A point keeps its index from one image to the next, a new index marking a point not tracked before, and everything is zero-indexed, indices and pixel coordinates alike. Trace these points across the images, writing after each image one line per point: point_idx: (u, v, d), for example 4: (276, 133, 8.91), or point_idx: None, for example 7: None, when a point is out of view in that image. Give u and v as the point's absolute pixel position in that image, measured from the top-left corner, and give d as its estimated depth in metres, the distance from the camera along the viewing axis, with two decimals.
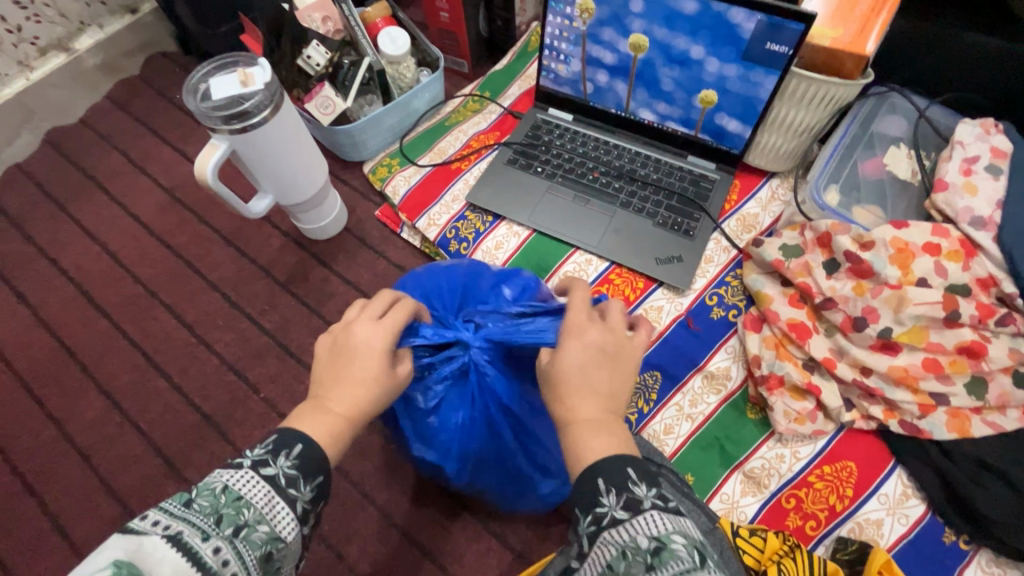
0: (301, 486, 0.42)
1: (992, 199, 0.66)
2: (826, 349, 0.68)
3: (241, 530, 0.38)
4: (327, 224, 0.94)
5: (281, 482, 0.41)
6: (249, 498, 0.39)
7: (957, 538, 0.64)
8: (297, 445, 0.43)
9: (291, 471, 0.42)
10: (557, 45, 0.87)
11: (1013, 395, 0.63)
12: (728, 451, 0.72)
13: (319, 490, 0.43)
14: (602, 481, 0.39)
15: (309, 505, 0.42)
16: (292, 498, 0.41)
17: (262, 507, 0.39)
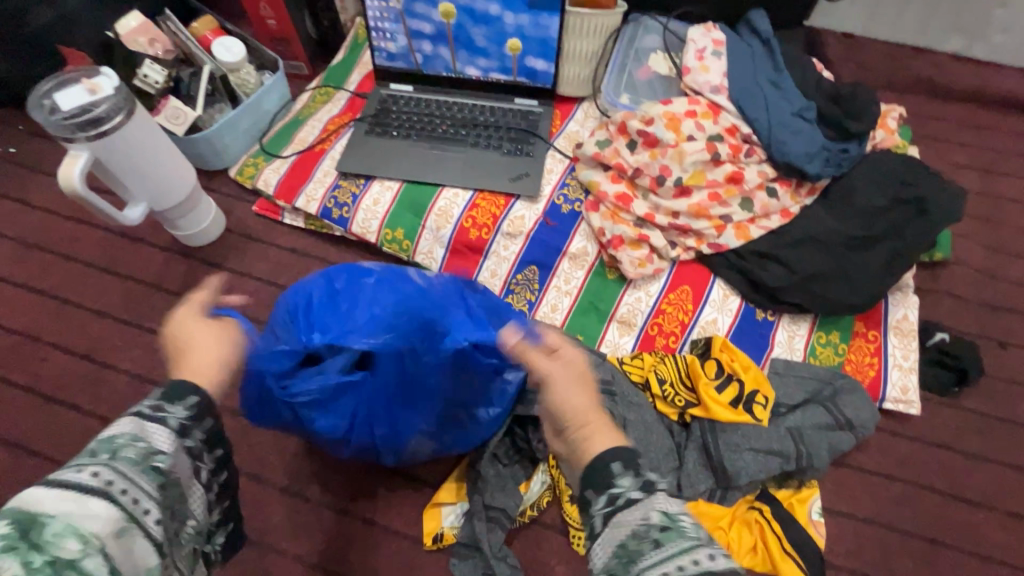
0: (165, 408, 0.45)
1: (721, 73, 0.91)
2: (645, 207, 0.89)
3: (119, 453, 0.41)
4: (208, 226, 0.98)
5: (145, 413, 0.44)
6: (114, 433, 0.42)
7: (765, 313, 0.88)
8: (188, 394, 0.46)
9: (149, 403, 0.45)
10: (381, 25, 1.01)
11: (771, 203, 0.88)
12: (602, 307, 0.90)
13: (195, 410, 0.46)
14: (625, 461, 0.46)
15: (186, 420, 0.45)
16: (160, 419, 0.44)
17: (130, 430, 0.43)
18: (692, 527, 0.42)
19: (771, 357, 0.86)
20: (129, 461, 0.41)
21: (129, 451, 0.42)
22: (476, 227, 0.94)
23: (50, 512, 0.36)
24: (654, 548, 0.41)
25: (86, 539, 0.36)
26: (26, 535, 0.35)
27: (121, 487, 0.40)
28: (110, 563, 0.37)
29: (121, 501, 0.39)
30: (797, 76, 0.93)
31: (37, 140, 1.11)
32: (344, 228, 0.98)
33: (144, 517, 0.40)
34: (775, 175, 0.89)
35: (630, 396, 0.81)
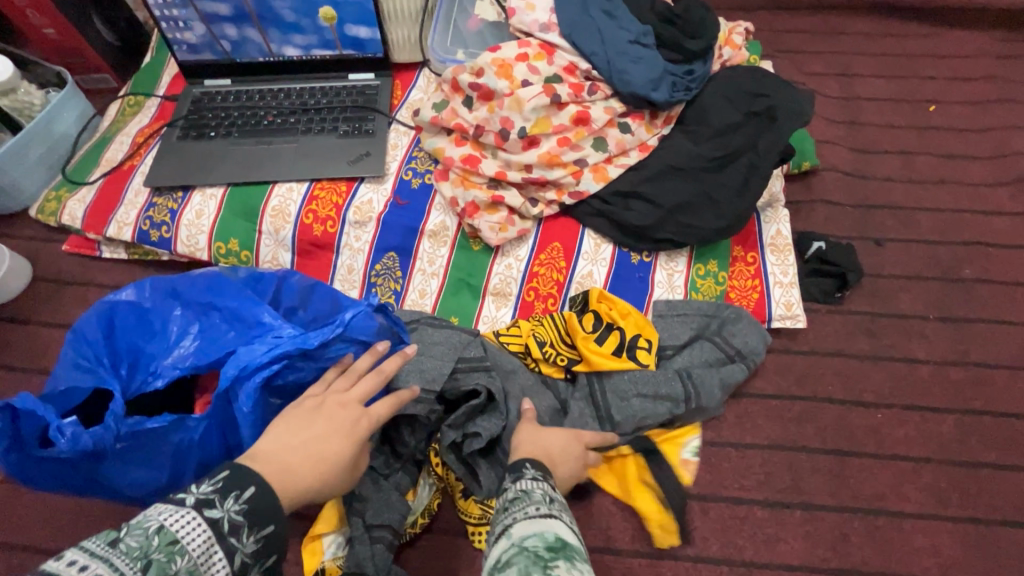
0: (243, 536, 0.43)
1: (549, 9, 0.84)
2: (496, 166, 0.82)
3: None
4: (1, 279, 0.83)
5: (224, 531, 0.42)
6: (183, 544, 0.40)
7: (641, 256, 0.84)
8: (247, 487, 0.44)
9: (237, 516, 0.43)
10: (169, 14, 0.88)
11: (626, 140, 0.83)
12: (473, 282, 0.83)
13: (263, 545, 0.44)
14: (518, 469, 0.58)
15: (248, 558, 0.43)
16: (234, 549, 0.42)
17: (194, 554, 0.40)
18: (538, 496, 0.54)
19: (653, 299, 0.82)
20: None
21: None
22: (319, 222, 0.84)
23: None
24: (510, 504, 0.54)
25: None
26: None
27: None
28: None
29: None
30: (631, 2, 0.88)
31: None
32: (169, 250, 0.85)
33: None
34: (625, 109, 0.84)
35: (505, 366, 0.74)
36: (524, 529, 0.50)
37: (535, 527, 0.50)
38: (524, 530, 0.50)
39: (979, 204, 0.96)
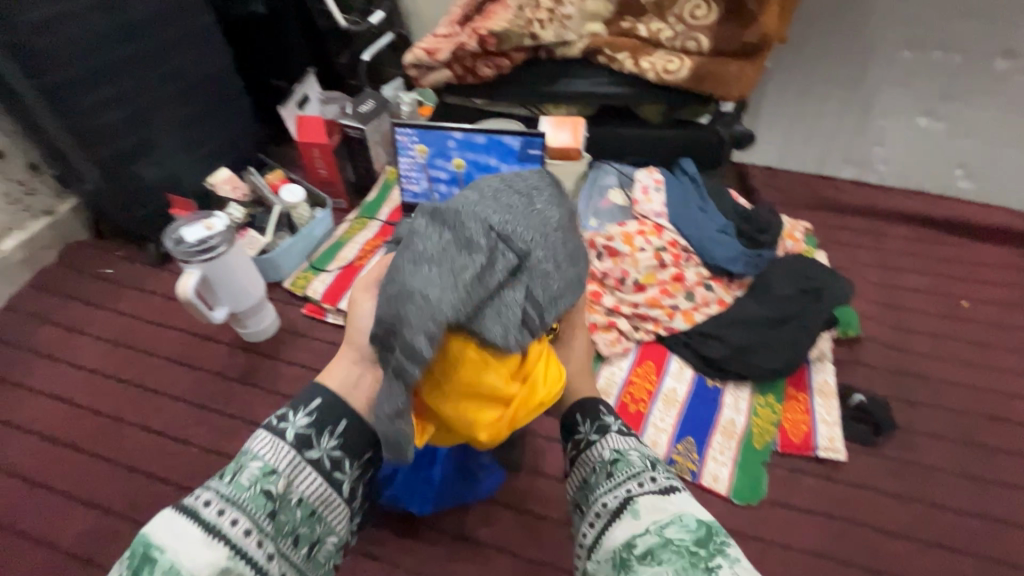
0: (290, 422, 0.67)
1: (662, 202, 1.23)
2: (613, 300, 1.16)
3: (247, 478, 0.61)
4: (267, 325, 1.22)
5: (273, 429, 0.66)
6: (250, 453, 0.64)
7: (714, 380, 1.11)
8: (313, 403, 0.69)
9: (282, 416, 0.67)
10: (409, 173, 1.34)
11: (708, 295, 1.15)
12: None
13: (313, 424, 0.67)
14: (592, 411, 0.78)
15: (303, 433, 0.66)
16: (284, 432, 0.66)
17: (258, 453, 0.64)
18: (639, 460, 0.70)
19: (721, 415, 1.07)
20: (245, 484, 0.61)
21: (246, 477, 0.62)
22: None
23: (164, 545, 0.54)
24: (609, 473, 0.70)
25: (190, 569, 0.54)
26: (148, 562, 0.53)
27: (231, 513, 0.58)
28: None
29: (228, 528, 0.57)
30: (719, 202, 1.26)
31: (130, 263, 1.39)
32: None
33: (246, 539, 0.58)
34: (710, 274, 1.18)
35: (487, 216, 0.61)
36: (651, 504, 0.63)
37: (667, 505, 0.63)
38: (645, 512, 0.63)
39: (1004, 385, 1.17)
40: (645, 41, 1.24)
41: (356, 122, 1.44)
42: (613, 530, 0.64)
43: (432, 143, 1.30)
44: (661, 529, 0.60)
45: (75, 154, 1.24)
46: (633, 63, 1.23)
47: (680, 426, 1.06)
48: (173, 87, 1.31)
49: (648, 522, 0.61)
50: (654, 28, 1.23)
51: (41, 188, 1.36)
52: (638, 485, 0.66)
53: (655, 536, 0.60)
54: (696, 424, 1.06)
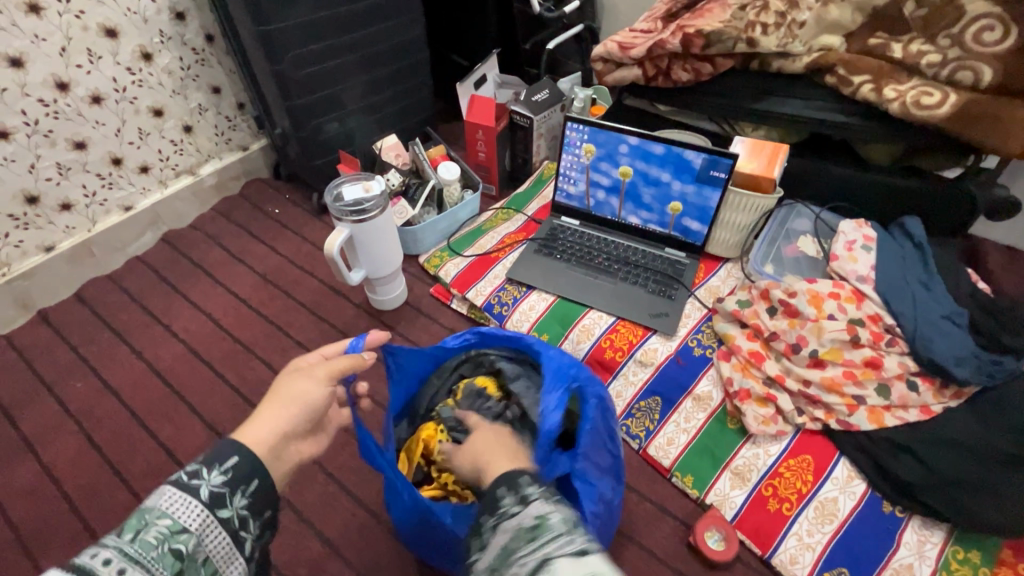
0: (205, 475, 0.53)
1: (869, 265, 0.99)
2: (778, 368, 0.96)
3: (144, 533, 0.48)
4: (396, 296, 1.21)
5: (184, 478, 0.52)
6: (153, 504, 0.50)
7: (894, 508, 0.86)
8: (228, 459, 0.54)
9: (193, 468, 0.53)
10: (569, 173, 1.23)
11: (910, 396, 0.89)
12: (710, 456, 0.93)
13: (229, 475, 0.54)
14: (513, 481, 0.55)
15: (218, 488, 0.53)
16: (197, 486, 0.52)
17: (164, 507, 0.50)
18: None
19: (894, 555, 0.82)
20: (147, 544, 0.48)
21: (150, 532, 0.48)
22: (613, 349, 1.06)
23: None
24: None
25: None
26: None
27: (133, 574, 0.46)
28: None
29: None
30: (951, 282, 0.98)
31: (294, 208, 1.49)
32: (499, 322, 1.16)
33: None
34: (918, 370, 0.91)
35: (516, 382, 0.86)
36: None
37: None
38: None
39: None
40: (896, 63, 0.99)
41: (526, 109, 1.38)
42: None
43: (602, 144, 1.17)
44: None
45: (273, 100, 1.34)
46: (873, 89, 0.99)
47: (833, 550, 0.83)
48: (365, 52, 1.34)
49: None
50: (914, 49, 0.97)
51: (242, 126, 1.50)
52: None
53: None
54: (855, 553, 0.83)
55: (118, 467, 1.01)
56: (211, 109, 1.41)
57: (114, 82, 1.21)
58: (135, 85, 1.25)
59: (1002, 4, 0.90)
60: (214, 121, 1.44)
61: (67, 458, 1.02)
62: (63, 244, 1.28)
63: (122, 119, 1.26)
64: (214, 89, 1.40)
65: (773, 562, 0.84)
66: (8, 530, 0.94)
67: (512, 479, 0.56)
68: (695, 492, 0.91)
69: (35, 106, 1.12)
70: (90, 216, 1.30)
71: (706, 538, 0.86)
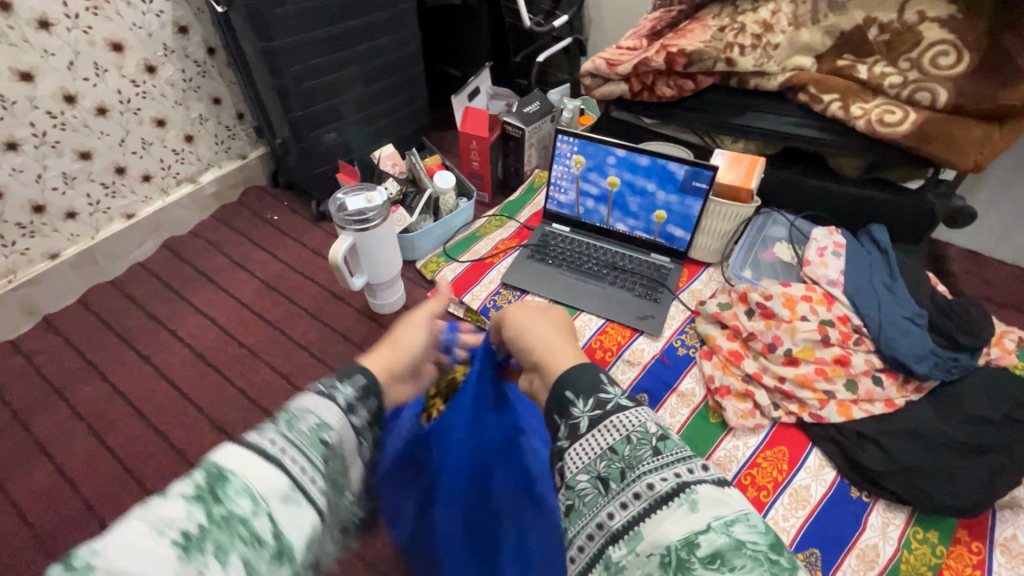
0: (338, 387, 0.49)
1: (839, 270, 1.07)
2: (755, 366, 1.03)
3: (293, 420, 0.44)
4: (394, 300, 1.27)
5: (324, 388, 0.48)
6: (295, 401, 0.46)
7: (860, 493, 0.93)
8: (357, 376, 0.51)
9: (330, 380, 0.49)
10: (559, 182, 1.30)
11: (876, 391, 0.97)
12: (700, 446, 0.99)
13: (360, 390, 0.50)
14: (579, 389, 0.52)
15: (353, 399, 0.49)
16: (335, 393, 0.48)
17: (308, 405, 0.46)
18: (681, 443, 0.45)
19: (862, 536, 0.90)
20: (301, 433, 0.43)
21: (302, 424, 0.44)
22: (602, 349, 1.13)
23: (235, 468, 0.38)
24: (653, 454, 0.44)
25: (258, 499, 0.38)
26: (215, 487, 0.37)
27: (294, 456, 0.41)
28: (278, 528, 0.38)
29: (293, 471, 0.40)
30: (913, 286, 1.06)
31: (293, 215, 1.54)
32: None
33: (309, 487, 0.41)
34: (883, 366, 0.99)
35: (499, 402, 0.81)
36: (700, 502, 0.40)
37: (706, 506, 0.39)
38: (682, 523, 0.39)
39: None
40: (862, 84, 1.07)
41: (518, 121, 1.44)
42: (657, 518, 0.40)
43: (591, 156, 1.24)
44: (728, 526, 0.37)
45: (273, 111, 1.38)
46: (841, 107, 1.06)
47: (807, 533, 0.90)
48: (363, 66, 1.39)
49: (708, 516, 0.38)
50: (878, 71, 1.05)
51: (241, 135, 1.54)
52: (690, 471, 0.42)
53: (722, 535, 0.37)
54: (827, 535, 0.90)
55: (130, 467, 1.05)
56: (211, 119, 1.45)
57: (119, 94, 1.24)
58: (139, 96, 1.28)
59: (955, 31, 0.99)
60: (214, 130, 1.47)
61: (80, 459, 1.06)
62: (67, 251, 1.31)
63: (126, 129, 1.29)
64: (215, 99, 1.44)
65: None
66: (24, 529, 0.97)
67: (576, 381, 0.53)
68: None
69: (43, 118, 1.15)
70: (94, 224, 1.33)
71: None
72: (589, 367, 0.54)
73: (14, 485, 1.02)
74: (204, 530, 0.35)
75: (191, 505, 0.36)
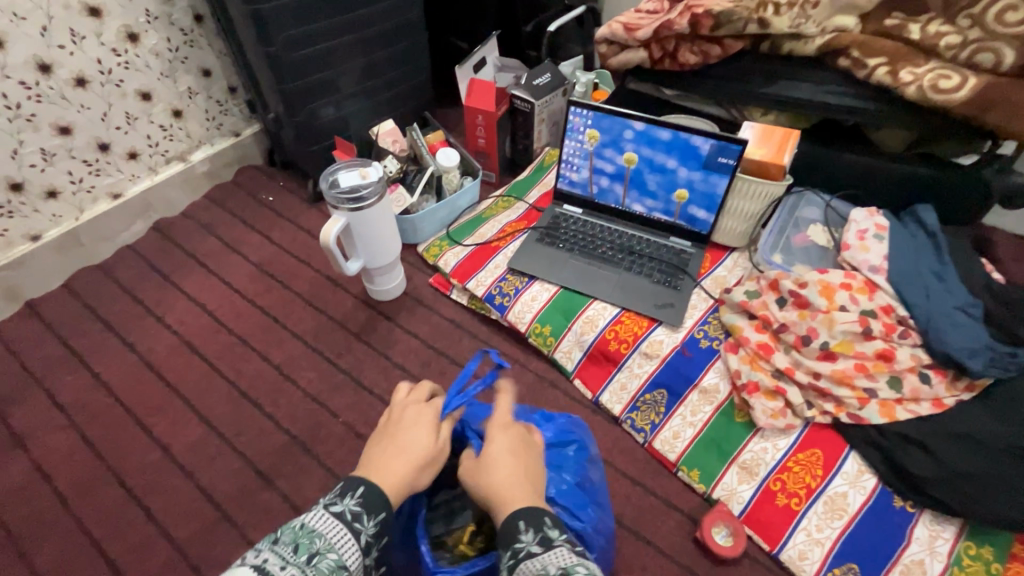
0: (363, 520, 0.52)
1: (881, 255, 0.97)
2: (786, 361, 0.93)
3: (313, 558, 0.48)
4: (394, 286, 1.18)
5: (347, 517, 0.52)
6: (320, 530, 0.50)
7: (904, 503, 0.84)
8: (380, 512, 0.53)
9: (355, 508, 0.53)
10: (571, 159, 1.19)
11: (922, 389, 0.87)
12: (723, 448, 0.91)
13: (380, 525, 0.53)
14: (535, 519, 0.52)
15: (371, 538, 0.53)
16: (357, 530, 0.52)
17: (331, 538, 0.50)
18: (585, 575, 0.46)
19: (905, 551, 0.81)
20: (317, 573, 0.47)
21: (320, 561, 0.48)
22: (617, 341, 1.04)
23: None
24: None
25: None
26: None
27: None
28: None
29: None
30: (966, 272, 0.95)
31: (289, 196, 1.45)
32: (501, 313, 1.13)
33: None
34: (930, 362, 0.89)
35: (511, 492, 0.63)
36: None
37: None
38: None
39: None
40: (913, 46, 0.96)
41: (527, 93, 1.34)
42: None
43: (606, 130, 1.13)
44: None
45: (265, 83, 1.29)
46: (888, 73, 0.95)
47: (842, 546, 0.82)
48: (360, 33, 1.29)
49: None
50: (933, 30, 0.94)
51: (234, 111, 1.45)
52: None
53: None
54: (865, 549, 0.82)
55: (111, 462, 0.98)
56: (201, 93, 1.37)
57: (99, 63, 1.16)
58: (121, 67, 1.20)
59: None
60: (205, 106, 1.39)
61: (60, 453, 0.99)
62: (50, 233, 1.24)
63: (109, 103, 1.21)
64: (204, 71, 1.35)
65: (781, 558, 0.83)
66: None
67: (530, 514, 0.53)
68: (701, 487, 0.90)
69: (16, 89, 1.07)
70: (78, 204, 1.26)
71: (713, 534, 0.85)
72: (535, 508, 0.54)
73: None
74: None
75: None
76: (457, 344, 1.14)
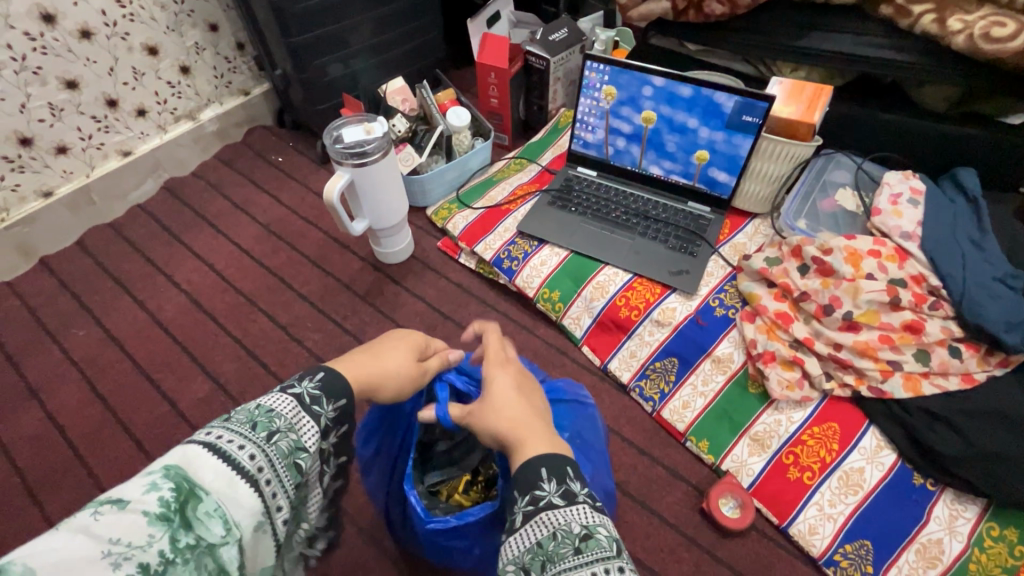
0: (323, 404, 0.49)
1: (915, 221, 0.91)
2: (806, 332, 0.89)
3: (274, 437, 0.44)
4: (401, 249, 1.16)
5: (306, 399, 0.48)
6: (278, 411, 0.46)
7: (925, 481, 0.80)
8: (341, 398, 0.51)
9: (314, 390, 0.49)
10: (586, 119, 1.13)
11: (951, 363, 0.82)
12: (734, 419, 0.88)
13: (342, 411, 0.51)
14: (557, 469, 0.48)
15: (331, 421, 0.49)
16: (317, 413, 0.48)
17: (291, 419, 0.46)
18: (608, 541, 0.43)
19: (923, 529, 0.78)
20: (280, 452, 0.43)
21: (282, 440, 0.44)
22: (628, 307, 1.00)
23: (207, 488, 0.39)
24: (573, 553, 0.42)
25: (228, 524, 0.38)
26: (182, 509, 0.37)
27: (267, 478, 0.42)
28: (240, 555, 0.39)
29: (264, 493, 0.41)
30: (1007, 241, 0.89)
31: (298, 157, 1.43)
32: (509, 277, 1.10)
33: (275, 514, 0.42)
34: (962, 335, 0.84)
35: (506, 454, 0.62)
36: None
37: None
38: None
39: None
40: None
41: (542, 50, 1.27)
42: None
43: (624, 86, 1.07)
44: None
45: (272, 37, 1.25)
46: (935, 21, 0.88)
47: (855, 522, 0.79)
48: None
49: None
50: None
51: (242, 69, 1.42)
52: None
53: None
54: (879, 526, 0.79)
55: (121, 416, 1.00)
56: (208, 49, 1.34)
57: (104, 15, 1.13)
58: (126, 19, 1.17)
59: None
60: (213, 62, 1.36)
61: (72, 406, 1.01)
62: (61, 190, 1.24)
63: (115, 56, 1.19)
64: (211, 26, 1.31)
65: (790, 531, 0.81)
66: (13, 475, 0.94)
67: (554, 462, 0.48)
68: (711, 458, 0.88)
69: (21, 40, 1.05)
70: (88, 161, 1.25)
71: (719, 505, 0.82)
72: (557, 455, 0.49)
73: (6, 429, 0.99)
74: (169, 561, 0.35)
75: (153, 527, 0.35)
76: (464, 309, 1.11)
